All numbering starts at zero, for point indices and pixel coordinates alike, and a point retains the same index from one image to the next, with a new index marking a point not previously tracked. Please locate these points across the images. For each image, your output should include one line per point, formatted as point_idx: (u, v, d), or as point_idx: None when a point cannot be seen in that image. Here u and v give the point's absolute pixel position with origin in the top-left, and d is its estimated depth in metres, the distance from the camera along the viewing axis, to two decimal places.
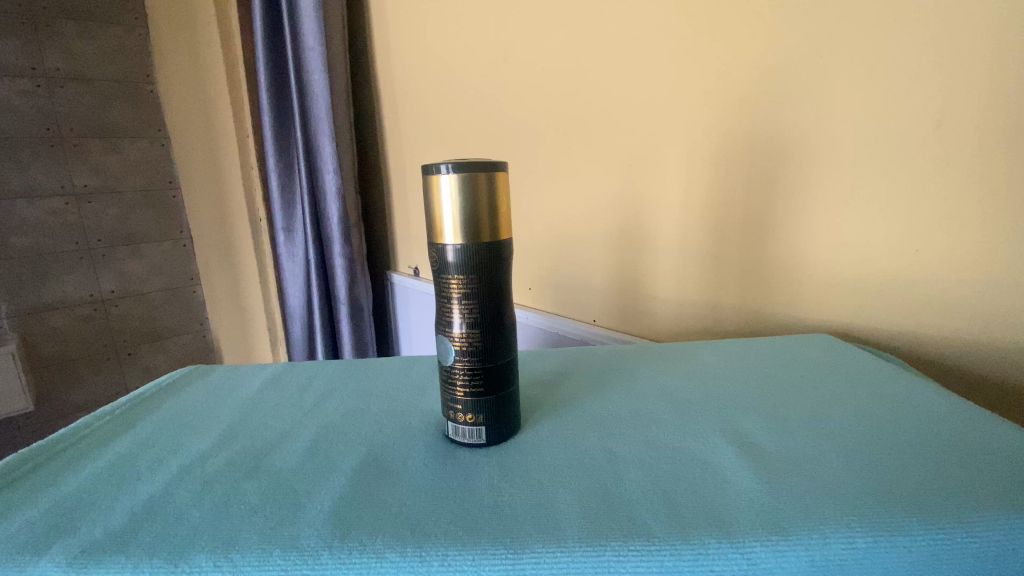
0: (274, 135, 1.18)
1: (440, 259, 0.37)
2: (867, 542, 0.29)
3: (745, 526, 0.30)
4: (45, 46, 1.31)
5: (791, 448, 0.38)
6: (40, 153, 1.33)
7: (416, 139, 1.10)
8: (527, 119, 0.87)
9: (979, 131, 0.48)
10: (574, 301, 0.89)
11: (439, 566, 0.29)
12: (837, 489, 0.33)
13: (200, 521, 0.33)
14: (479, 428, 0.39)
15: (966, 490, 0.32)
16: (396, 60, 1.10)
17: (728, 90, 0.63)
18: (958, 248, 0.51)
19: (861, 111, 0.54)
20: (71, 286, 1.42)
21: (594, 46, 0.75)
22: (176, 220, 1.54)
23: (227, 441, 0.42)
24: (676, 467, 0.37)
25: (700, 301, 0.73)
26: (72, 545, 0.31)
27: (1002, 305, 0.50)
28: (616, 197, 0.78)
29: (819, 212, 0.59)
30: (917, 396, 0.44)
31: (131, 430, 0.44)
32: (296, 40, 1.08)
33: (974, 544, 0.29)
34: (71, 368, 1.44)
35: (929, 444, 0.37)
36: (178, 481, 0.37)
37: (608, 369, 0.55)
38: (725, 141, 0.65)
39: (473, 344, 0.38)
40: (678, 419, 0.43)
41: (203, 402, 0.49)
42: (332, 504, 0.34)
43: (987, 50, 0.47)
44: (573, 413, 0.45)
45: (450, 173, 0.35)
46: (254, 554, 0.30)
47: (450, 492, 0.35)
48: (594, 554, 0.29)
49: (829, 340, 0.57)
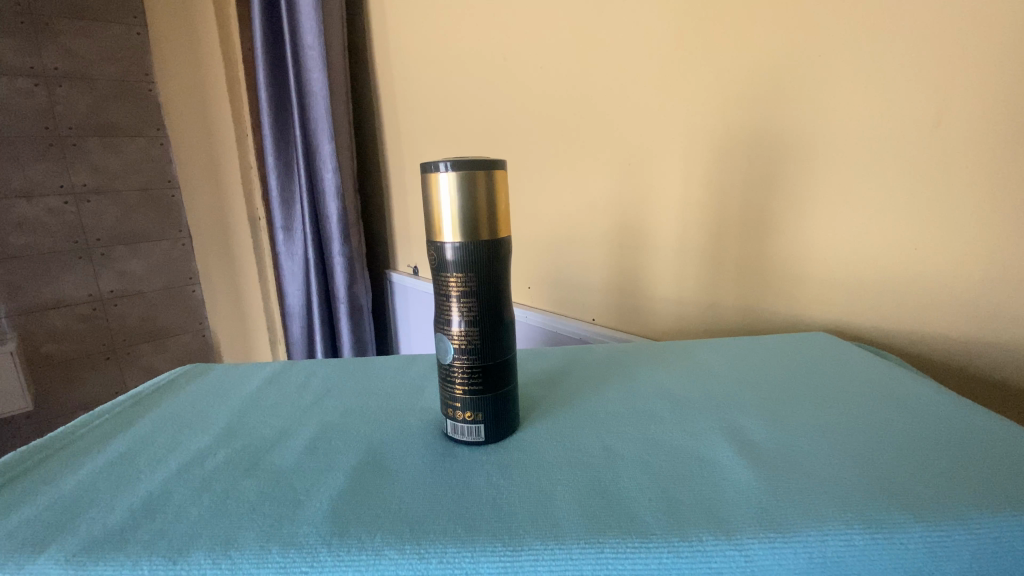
0: (273, 135, 1.18)
1: (439, 257, 0.37)
2: (866, 540, 0.29)
3: (743, 523, 0.30)
4: (45, 46, 1.32)
5: (791, 446, 0.38)
6: (40, 152, 1.34)
7: (415, 139, 1.10)
8: (525, 118, 0.87)
9: (978, 128, 0.48)
10: (572, 299, 0.89)
11: (436, 563, 0.29)
12: (836, 487, 0.33)
13: (199, 519, 0.33)
14: (477, 426, 0.39)
15: (965, 487, 0.32)
16: (395, 60, 1.10)
17: (727, 87, 0.63)
18: (957, 245, 0.51)
19: (861, 108, 0.54)
20: (71, 285, 1.42)
21: (593, 45, 0.75)
22: (175, 220, 1.54)
23: (227, 439, 0.42)
24: (675, 464, 0.36)
25: (699, 299, 0.73)
26: (71, 543, 0.31)
27: (1002, 302, 0.50)
28: (614, 195, 0.78)
29: (818, 210, 0.59)
30: (917, 394, 0.44)
31: (130, 429, 0.45)
32: (295, 40, 1.08)
33: (974, 542, 0.29)
34: (71, 367, 1.45)
35: (929, 442, 0.37)
36: (177, 479, 0.37)
37: (607, 367, 0.54)
38: (724, 139, 0.65)
39: (472, 342, 0.38)
40: (677, 417, 0.43)
41: (202, 401, 0.49)
42: (331, 502, 0.34)
43: (987, 46, 0.47)
44: (572, 411, 0.45)
45: (448, 170, 0.34)
46: (253, 551, 0.30)
47: (448, 490, 0.35)
48: (592, 551, 0.29)
49: (829, 338, 0.57)
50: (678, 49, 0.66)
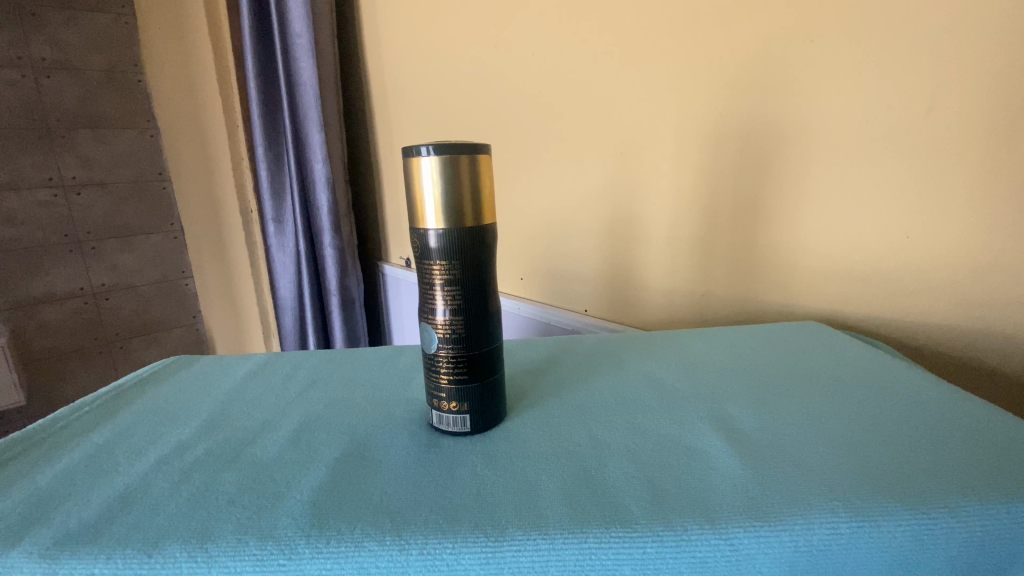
0: (263, 125, 1.16)
1: (422, 245, 0.37)
2: (851, 528, 0.28)
3: (730, 513, 0.30)
4: (31, 36, 1.29)
5: (778, 434, 0.37)
6: (28, 144, 1.31)
7: (406, 128, 1.08)
8: (515, 109, 0.86)
9: (968, 112, 0.48)
10: (565, 291, 0.88)
11: (418, 555, 0.28)
12: (824, 476, 0.32)
13: (176, 512, 0.32)
14: (462, 416, 0.39)
15: (950, 476, 0.31)
16: (385, 47, 1.08)
17: (720, 72, 0.62)
18: (948, 233, 0.51)
19: (854, 94, 0.53)
20: (62, 279, 1.40)
21: (584, 32, 0.74)
22: (165, 212, 1.52)
23: (209, 431, 0.42)
24: (662, 453, 0.36)
25: (691, 288, 0.72)
26: (45, 536, 0.30)
27: (991, 290, 0.49)
28: (606, 185, 0.77)
29: (809, 198, 0.59)
30: (906, 382, 0.43)
31: (110, 422, 0.44)
32: (283, 29, 1.06)
33: (959, 530, 0.28)
34: (63, 362, 1.44)
35: (919, 431, 0.37)
36: (155, 471, 0.36)
37: (596, 358, 0.54)
38: (717, 125, 0.64)
39: (457, 331, 0.37)
40: (665, 407, 0.43)
41: (184, 394, 0.49)
42: (311, 493, 0.33)
43: (980, 31, 0.46)
44: (559, 401, 0.45)
45: (431, 155, 0.34)
46: (230, 544, 0.29)
47: (433, 480, 0.34)
48: (574, 541, 0.29)
49: (819, 327, 0.57)
50: (670, 32, 0.65)
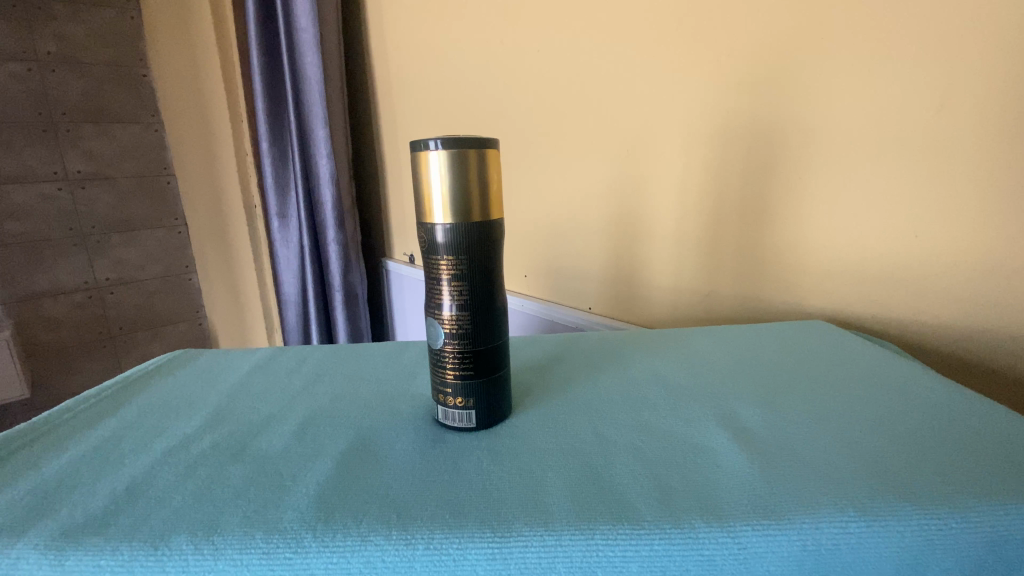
0: (267, 120, 1.16)
1: (429, 240, 0.36)
2: (859, 527, 0.28)
3: (737, 510, 0.30)
4: (36, 30, 1.29)
5: (784, 433, 0.37)
6: (32, 137, 1.32)
7: (410, 125, 1.08)
8: (521, 106, 0.86)
9: (977, 112, 0.47)
10: (570, 289, 0.88)
11: (425, 549, 0.28)
12: (831, 474, 0.32)
13: (181, 504, 0.32)
14: (468, 412, 0.39)
15: (958, 475, 0.31)
16: (390, 43, 1.08)
17: (727, 70, 0.61)
18: (956, 234, 0.50)
19: (863, 93, 0.53)
20: (65, 272, 1.41)
21: (591, 31, 0.73)
22: (170, 207, 1.52)
23: (215, 424, 0.42)
24: (668, 450, 0.36)
25: (696, 287, 0.72)
26: (51, 528, 0.30)
27: (998, 292, 0.49)
28: (613, 183, 0.77)
29: (816, 197, 0.58)
30: (913, 381, 0.43)
31: (116, 414, 0.44)
32: (288, 24, 1.06)
33: (968, 530, 0.28)
34: (66, 355, 1.44)
35: (927, 430, 0.36)
36: (161, 464, 0.36)
37: (601, 355, 0.54)
38: (723, 122, 0.63)
39: (462, 326, 0.37)
40: (670, 404, 0.43)
41: (189, 387, 0.49)
42: (317, 487, 0.33)
43: (991, 29, 0.45)
44: (564, 398, 0.45)
45: (438, 149, 0.33)
46: (236, 536, 0.29)
47: (439, 474, 0.34)
48: (582, 537, 0.28)
49: (824, 326, 0.56)
50: (677, 29, 0.65)
